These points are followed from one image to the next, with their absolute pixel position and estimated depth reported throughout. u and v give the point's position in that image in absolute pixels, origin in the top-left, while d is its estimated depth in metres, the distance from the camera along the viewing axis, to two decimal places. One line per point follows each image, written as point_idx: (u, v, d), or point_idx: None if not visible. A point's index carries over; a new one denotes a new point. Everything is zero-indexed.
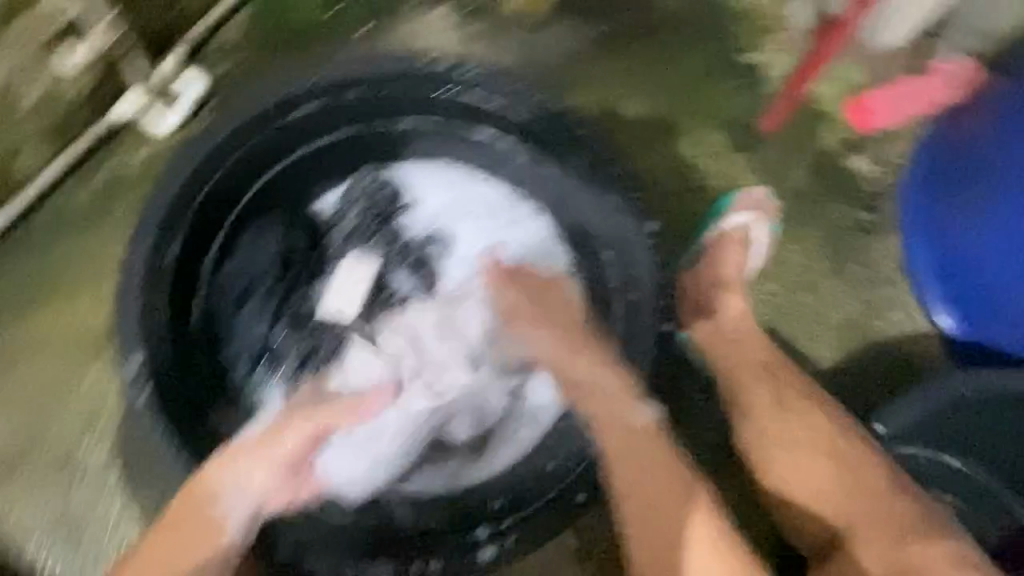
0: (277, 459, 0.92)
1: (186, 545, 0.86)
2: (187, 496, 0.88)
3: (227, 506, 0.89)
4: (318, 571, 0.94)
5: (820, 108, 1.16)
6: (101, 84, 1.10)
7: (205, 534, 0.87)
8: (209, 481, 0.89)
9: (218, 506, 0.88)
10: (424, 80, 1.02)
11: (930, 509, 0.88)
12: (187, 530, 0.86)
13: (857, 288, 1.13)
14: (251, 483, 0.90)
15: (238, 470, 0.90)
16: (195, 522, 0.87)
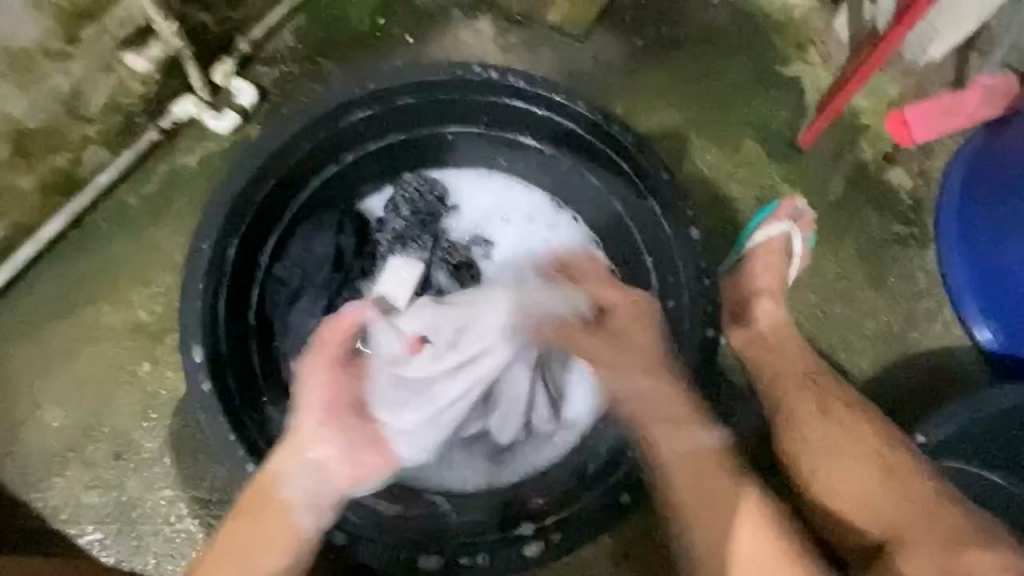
0: (332, 435, 0.87)
1: (265, 534, 0.82)
2: (255, 489, 0.85)
3: (295, 491, 0.84)
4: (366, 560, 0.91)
5: (857, 120, 1.28)
6: (167, 83, 1.15)
7: (279, 522, 0.83)
8: (273, 470, 0.85)
9: (286, 492, 0.84)
10: (474, 87, 1.03)
11: (981, 521, 0.83)
12: (261, 519, 0.83)
13: (892, 297, 1.23)
14: (311, 464, 0.86)
15: (300, 455, 0.86)
16: (265, 510, 0.83)
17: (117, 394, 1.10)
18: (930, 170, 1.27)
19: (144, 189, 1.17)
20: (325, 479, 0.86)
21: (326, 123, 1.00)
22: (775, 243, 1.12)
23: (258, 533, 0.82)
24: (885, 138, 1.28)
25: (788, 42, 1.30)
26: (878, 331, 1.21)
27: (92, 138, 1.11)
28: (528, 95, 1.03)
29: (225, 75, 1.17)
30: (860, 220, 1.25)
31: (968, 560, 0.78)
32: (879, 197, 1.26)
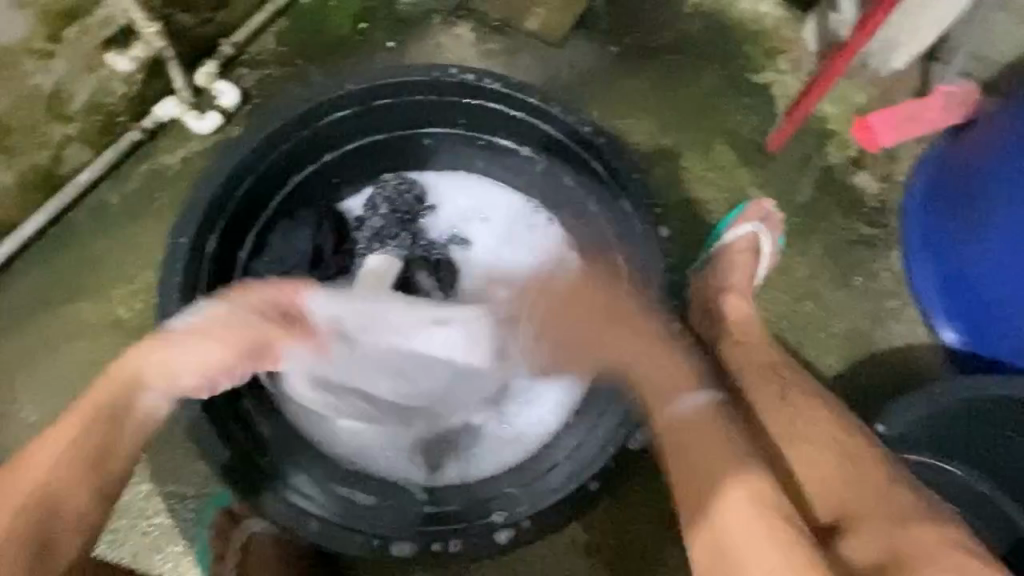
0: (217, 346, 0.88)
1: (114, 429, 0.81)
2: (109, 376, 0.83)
3: (152, 388, 0.84)
4: (337, 547, 0.92)
5: (824, 126, 1.32)
6: (147, 85, 1.17)
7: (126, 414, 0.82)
8: (138, 359, 0.84)
9: (144, 387, 0.84)
10: (451, 87, 1.07)
11: (932, 501, 0.86)
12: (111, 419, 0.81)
13: (859, 297, 1.27)
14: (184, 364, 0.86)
15: (169, 353, 0.85)
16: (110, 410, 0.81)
17: (95, 390, 1.10)
18: (895, 175, 1.32)
19: (125, 188, 1.18)
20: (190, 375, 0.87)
21: (305, 122, 1.02)
22: (739, 244, 1.16)
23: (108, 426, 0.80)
24: (850, 143, 1.32)
25: (758, 49, 1.35)
26: (846, 329, 1.25)
27: (73, 136, 1.12)
28: (505, 96, 1.07)
29: (208, 78, 1.20)
30: (827, 222, 1.29)
31: (909, 536, 0.80)
32: (845, 199, 1.30)
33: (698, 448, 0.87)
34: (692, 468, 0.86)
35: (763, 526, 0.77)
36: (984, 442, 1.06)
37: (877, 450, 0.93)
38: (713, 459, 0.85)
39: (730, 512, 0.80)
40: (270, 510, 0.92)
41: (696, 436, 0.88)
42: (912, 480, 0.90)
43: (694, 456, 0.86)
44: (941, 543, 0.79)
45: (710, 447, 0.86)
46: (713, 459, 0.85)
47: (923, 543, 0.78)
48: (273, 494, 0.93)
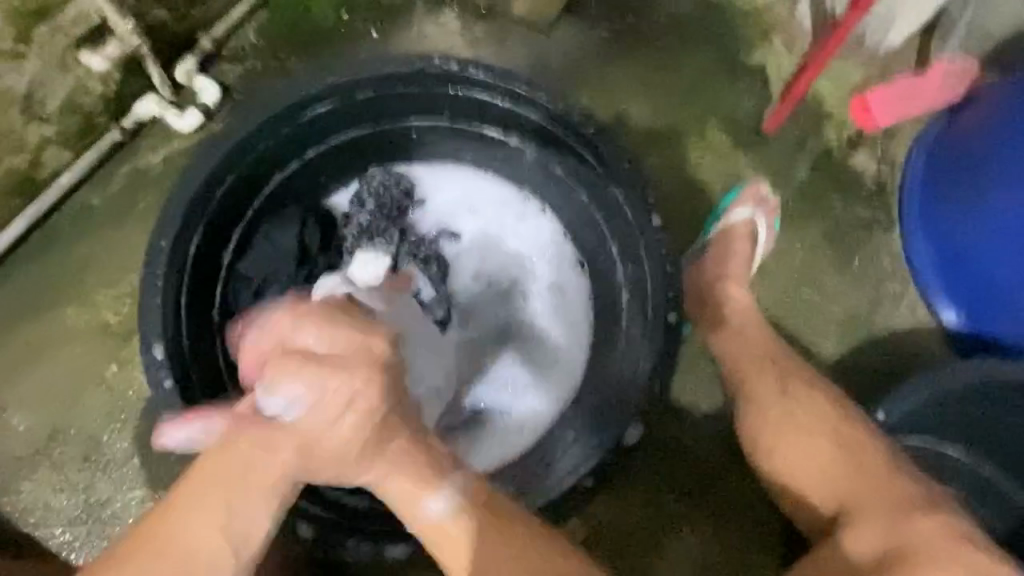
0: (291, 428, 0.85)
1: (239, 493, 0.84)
2: (211, 466, 0.83)
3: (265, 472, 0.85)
4: (337, 546, 0.92)
5: (821, 107, 1.29)
6: (126, 83, 1.14)
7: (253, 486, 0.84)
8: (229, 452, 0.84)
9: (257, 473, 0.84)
10: (434, 79, 1.03)
11: (932, 490, 0.85)
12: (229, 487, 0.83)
13: (858, 281, 1.24)
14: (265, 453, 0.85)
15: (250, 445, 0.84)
16: (238, 475, 0.84)
17: (84, 397, 1.09)
18: (893, 154, 1.29)
19: (107, 190, 1.16)
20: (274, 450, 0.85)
21: (284, 118, 1.00)
22: (737, 228, 1.13)
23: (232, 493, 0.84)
24: (848, 124, 1.29)
25: (751, 29, 1.31)
26: (845, 314, 1.23)
27: (51, 139, 1.10)
28: (490, 85, 1.03)
29: (188, 75, 1.17)
30: (824, 206, 1.27)
31: (912, 529, 0.80)
32: (843, 182, 1.27)
33: (482, 555, 0.88)
34: (482, 568, 0.88)
35: None
36: (987, 428, 1.04)
37: (877, 438, 0.91)
38: (497, 555, 0.88)
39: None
40: (301, 532, 0.92)
41: (483, 546, 0.89)
42: (912, 466, 0.89)
43: (499, 573, 0.88)
44: (942, 535, 0.79)
45: (507, 563, 0.87)
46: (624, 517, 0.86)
47: (927, 536, 0.79)
48: (299, 520, 0.92)
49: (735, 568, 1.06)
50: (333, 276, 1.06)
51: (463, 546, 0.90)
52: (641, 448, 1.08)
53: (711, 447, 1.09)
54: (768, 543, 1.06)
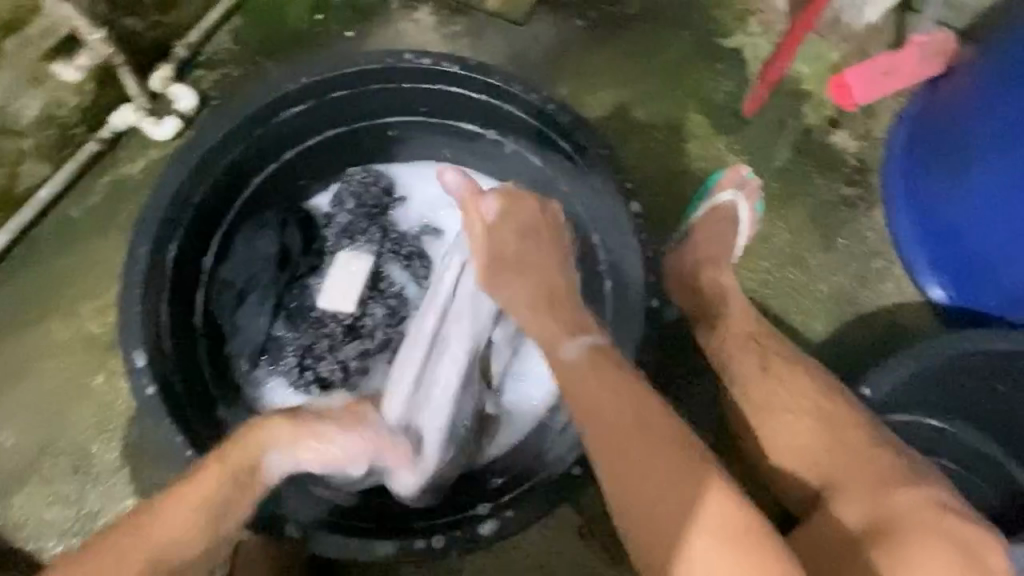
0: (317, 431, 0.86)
1: (232, 505, 0.78)
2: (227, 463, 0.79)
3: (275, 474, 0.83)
4: (320, 550, 0.88)
5: (799, 87, 1.29)
6: (101, 94, 1.14)
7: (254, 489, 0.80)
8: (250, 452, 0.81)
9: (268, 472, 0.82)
10: (407, 74, 1.03)
11: (914, 461, 0.85)
12: (222, 498, 0.77)
13: (842, 259, 1.24)
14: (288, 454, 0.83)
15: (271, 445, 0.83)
16: (239, 486, 0.79)
17: (72, 409, 1.08)
18: (874, 132, 1.29)
19: (88, 201, 1.16)
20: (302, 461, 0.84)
21: (260, 120, 0.99)
22: (720, 210, 1.14)
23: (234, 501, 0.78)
24: (828, 103, 1.29)
25: (727, 13, 1.31)
26: (831, 293, 1.23)
27: (27, 152, 1.10)
28: (464, 79, 1.03)
29: (164, 83, 1.17)
30: (807, 186, 1.27)
31: (892, 500, 0.79)
32: (825, 160, 1.27)
33: (614, 412, 0.79)
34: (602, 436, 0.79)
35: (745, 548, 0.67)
36: (976, 398, 1.05)
37: (858, 414, 0.91)
38: (620, 418, 0.79)
39: (699, 533, 0.68)
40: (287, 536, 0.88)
41: (613, 407, 0.80)
42: (896, 440, 0.89)
43: (624, 443, 0.77)
44: (924, 507, 0.78)
45: (636, 439, 0.76)
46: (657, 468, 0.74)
47: (909, 507, 0.78)
48: (287, 520, 0.89)
49: None
50: (318, 278, 1.10)
51: (605, 389, 0.82)
52: None
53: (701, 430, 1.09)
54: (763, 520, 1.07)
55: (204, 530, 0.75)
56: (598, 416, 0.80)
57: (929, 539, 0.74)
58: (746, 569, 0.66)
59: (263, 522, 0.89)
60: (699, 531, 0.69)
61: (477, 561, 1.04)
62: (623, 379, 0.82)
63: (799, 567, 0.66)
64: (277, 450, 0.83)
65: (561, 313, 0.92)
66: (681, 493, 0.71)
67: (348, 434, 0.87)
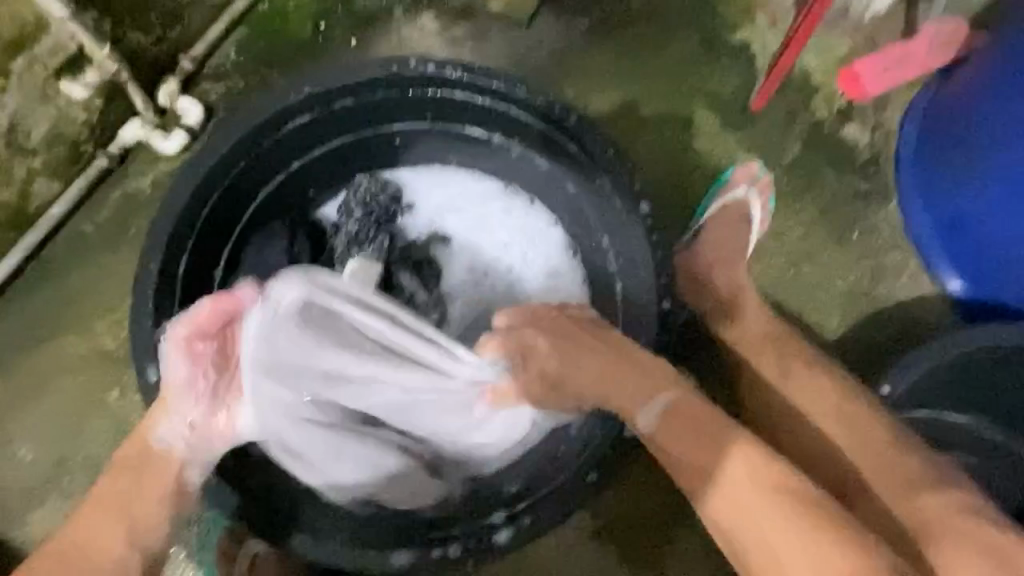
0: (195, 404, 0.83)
1: (141, 491, 0.84)
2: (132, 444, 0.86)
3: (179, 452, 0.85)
4: (334, 563, 0.88)
5: (808, 80, 1.27)
6: (109, 109, 1.15)
7: (158, 471, 0.85)
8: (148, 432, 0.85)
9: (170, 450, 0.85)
10: (411, 80, 1.02)
11: (939, 464, 0.84)
12: (133, 484, 0.84)
13: (857, 254, 1.22)
14: (180, 432, 0.84)
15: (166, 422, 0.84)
16: (145, 471, 0.85)
17: (87, 424, 1.09)
18: (886, 123, 1.27)
19: (98, 217, 1.17)
20: (202, 437, 0.85)
21: (266, 131, 0.99)
22: (731, 209, 1.13)
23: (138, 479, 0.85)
24: (838, 96, 1.27)
25: (733, 7, 1.30)
26: (847, 288, 1.21)
27: (37, 170, 1.10)
28: (468, 84, 1.02)
29: (171, 97, 1.18)
30: (819, 180, 1.25)
31: (918, 504, 0.80)
32: (836, 154, 1.25)
33: (685, 424, 0.87)
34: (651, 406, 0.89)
35: (775, 501, 0.78)
36: (996, 393, 1.03)
37: (882, 416, 0.89)
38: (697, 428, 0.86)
39: (732, 484, 0.81)
40: (295, 547, 0.89)
41: (689, 419, 0.87)
42: (920, 442, 0.87)
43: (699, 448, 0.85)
44: (950, 510, 0.78)
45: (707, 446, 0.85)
46: (705, 433, 0.85)
47: (933, 511, 0.78)
48: (294, 531, 0.90)
49: None
50: None
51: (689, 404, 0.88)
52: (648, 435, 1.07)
53: None
54: None
55: (137, 513, 0.84)
56: (674, 426, 0.87)
57: (956, 545, 0.74)
58: (773, 517, 0.77)
59: (269, 533, 0.89)
60: (786, 526, 0.76)
61: (495, 567, 1.03)
62: (671, 376, 0.90)
63: (834, 532, 0.74)
64: (158, 430, 0.84)
65: (597, 350, 0.91)
66: (764, 491, 0.79)
67: (176, 371, 0.81)
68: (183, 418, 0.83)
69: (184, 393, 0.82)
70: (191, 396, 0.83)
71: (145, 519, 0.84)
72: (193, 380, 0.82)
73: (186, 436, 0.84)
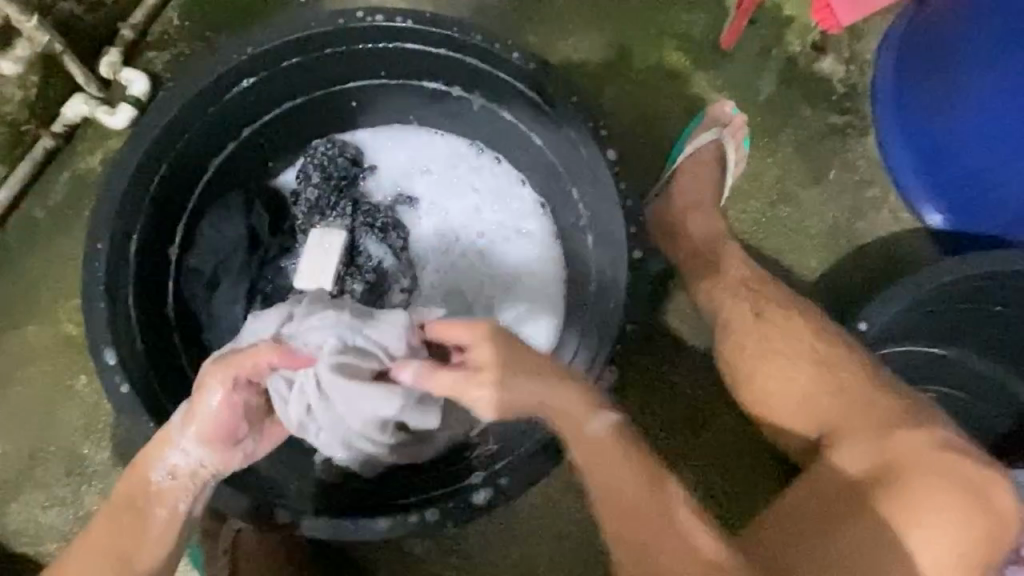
0: (207, 436, 0.79)
1: (146, 527, 0.77)
2: (131, 476, 0.79)
3: (171, 474, 0.79)
4: (309, 531, 0.87)
5: (782, 13, 1.22)
6: (47, 85, 1.09)
7: (137, 512, 0.77)
8: (147, 457, 0.79)
9: (160, 475, 0.79)
10: (360, 34, 0.97)
11: (918, 401, 0.82)
12: (133, 512, 0.77)
13: (836, 192, 1.20)
14: (186, 457, 0.79)
15: (167, 452, 0.79)
16: (137, 512, 0.77)
17: (58, 413, 1.07)
18: (861, 54, 1.22)
19: (48, 200, 1.12)
20: (198, 464, 0.80)
21: (209, 98, 0.94)
22: (703, 153, 1.09)
23: (147, 521, 0.77)
24: (812, 28, 1.22)
25: None
26: (825, 227, 1.19)
27: None
28: (422, 35, 0.97)
29: (113, 69, 1.12)
30: (794, 117, 1.21)
31: (899, 443, 0.77)
32: (812, 89, 1.21)
33: (613, 473, 0.76)
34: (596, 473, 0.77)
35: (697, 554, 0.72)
36: (974, 326, 1.02)
37: (854, 353, 0.88)
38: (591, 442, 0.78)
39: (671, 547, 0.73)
40: (282, 521, 0.87)
41: (603, 457, 0.77)
42: (898, 379, 0.86)
43: (617, 494, 0.76)
44: (931, 447, 0.76)
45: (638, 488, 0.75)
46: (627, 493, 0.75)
47: (912, 449, 0.76)
48: (281, 508, 0.88)
49: (734, 495, 1.05)
50: (290, 259, 1.05)
51: (613, 448, 0.77)
52: (629, 392, 1.06)
53: (694, 383, 1.07)
54: (770, 475, 1.05)
55: (130, 550, 0.75)
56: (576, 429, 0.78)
57: (933, 478, 0.73)
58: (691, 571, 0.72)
59: (251, 515, 0.87)
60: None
61: (481, 529, 1.04)
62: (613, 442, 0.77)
63: None
64: (164, 462, 0.79)
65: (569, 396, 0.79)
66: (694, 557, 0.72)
67: (209, 408, 0.78)
68: (186, 453, 0.79)
69: (202, 419, 0.79)
70: (200, 426, 0.79)
71: (145, 563, 0.76)
72: (227, 413, 0.80)
73: (187, 463, 0.80)
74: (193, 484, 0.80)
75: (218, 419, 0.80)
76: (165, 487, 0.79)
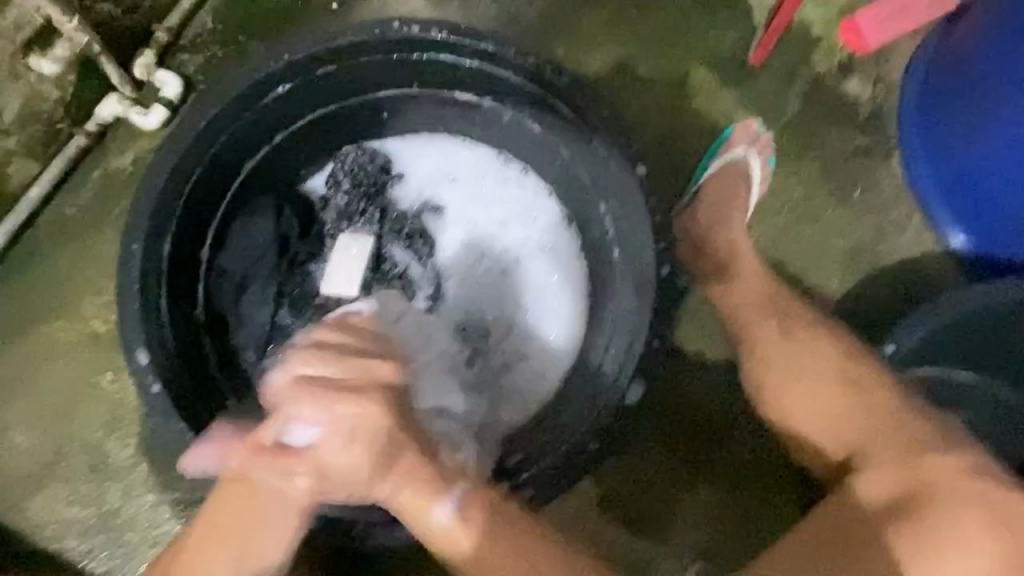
0: (298, 462, 0.80)
1: (254, 530, 0.81)
2: (229, 488, 0.82)
3: (269, 490, 0.81)
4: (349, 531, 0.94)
5: (810, 33, 1.23)
6: (82, 86, 1.10)
7: (248, 519, 0.81)
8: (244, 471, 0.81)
9: (261, 489, 0.81)
10: (393, 44, 0.98)
11: (946, 426, 0.83)
12: (235, 518, 0.81)
13: (860, 213, 1.20)
14: (282, 476, 0.81)
15: (265, 469, 0.81)
16: (246, 516, 0.81)
17: (83, 409, 1.08)
18: (889, 75, 1.22)
19: (78, 198, 1.13)
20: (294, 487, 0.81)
21: (245, 104, 0.95)
22: (729, 170, 1.09)
23: (254, 528, 0.81)
24: (839, 48, 1.22)
25: None
26: (849, 247, 1.19)
27: (15, 152, 1.07)
28: (455, 46, 0.98)
29: (147, 70, 1.13)
30: (820, 136, 1.21)
31: (927, 469, 0.77)
32: (838, 109, 1.22)
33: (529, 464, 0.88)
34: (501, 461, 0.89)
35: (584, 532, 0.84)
36: (998, 351, 1.02)
37: (883, 375, 0.89)
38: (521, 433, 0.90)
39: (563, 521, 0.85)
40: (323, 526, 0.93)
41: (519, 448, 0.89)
42: (928, 405, 0.86)
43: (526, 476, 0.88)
44: (959, 475, 0.76)
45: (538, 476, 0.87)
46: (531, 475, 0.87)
47: (941, 476, 0.76)
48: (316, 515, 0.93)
49: (754, 510, 1.05)
50: (320, 262, 1.08)
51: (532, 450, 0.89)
52: (647, 404, 1.07)
53: (712, 401, 1.07)
54: (789, 492, 1.06)
55: (250, 539, 0.82)
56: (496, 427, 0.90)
57: (961, 508, 0.73)
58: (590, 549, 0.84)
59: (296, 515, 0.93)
60: None
61: None
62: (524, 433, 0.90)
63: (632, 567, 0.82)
64: (262, 475, 0.80)
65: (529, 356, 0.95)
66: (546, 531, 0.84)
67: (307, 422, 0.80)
68: (285, 472, 0.80)
69: (297, 441, 0.80)
70: (299, 450, 0.80)
71: (266, 551, 0.83)
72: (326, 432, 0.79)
73: (282, 486, 0.81)
74: (301, 505, 0.82)
75: (314, 441, 0.80)
76: (269, 499, 0.82)
